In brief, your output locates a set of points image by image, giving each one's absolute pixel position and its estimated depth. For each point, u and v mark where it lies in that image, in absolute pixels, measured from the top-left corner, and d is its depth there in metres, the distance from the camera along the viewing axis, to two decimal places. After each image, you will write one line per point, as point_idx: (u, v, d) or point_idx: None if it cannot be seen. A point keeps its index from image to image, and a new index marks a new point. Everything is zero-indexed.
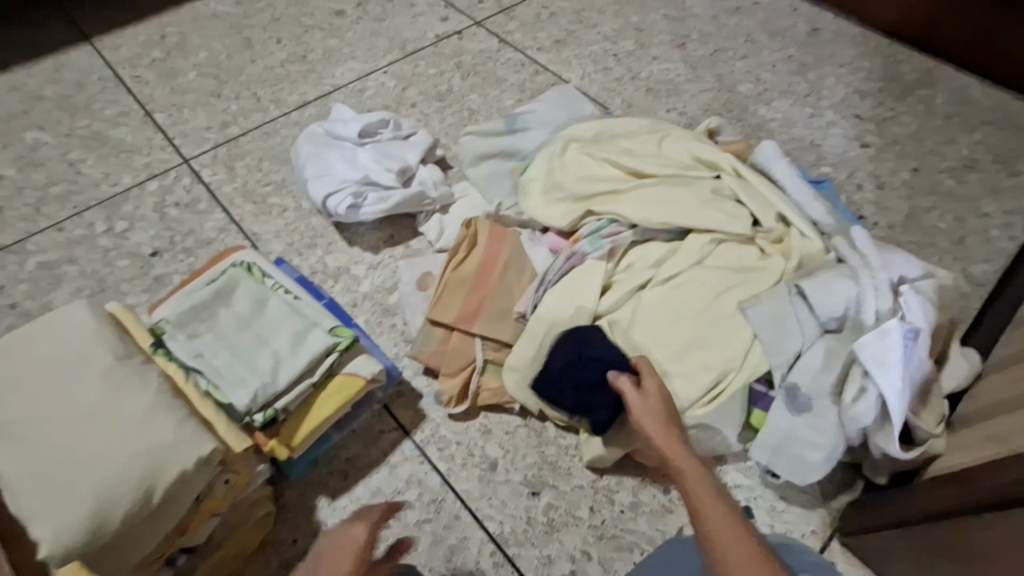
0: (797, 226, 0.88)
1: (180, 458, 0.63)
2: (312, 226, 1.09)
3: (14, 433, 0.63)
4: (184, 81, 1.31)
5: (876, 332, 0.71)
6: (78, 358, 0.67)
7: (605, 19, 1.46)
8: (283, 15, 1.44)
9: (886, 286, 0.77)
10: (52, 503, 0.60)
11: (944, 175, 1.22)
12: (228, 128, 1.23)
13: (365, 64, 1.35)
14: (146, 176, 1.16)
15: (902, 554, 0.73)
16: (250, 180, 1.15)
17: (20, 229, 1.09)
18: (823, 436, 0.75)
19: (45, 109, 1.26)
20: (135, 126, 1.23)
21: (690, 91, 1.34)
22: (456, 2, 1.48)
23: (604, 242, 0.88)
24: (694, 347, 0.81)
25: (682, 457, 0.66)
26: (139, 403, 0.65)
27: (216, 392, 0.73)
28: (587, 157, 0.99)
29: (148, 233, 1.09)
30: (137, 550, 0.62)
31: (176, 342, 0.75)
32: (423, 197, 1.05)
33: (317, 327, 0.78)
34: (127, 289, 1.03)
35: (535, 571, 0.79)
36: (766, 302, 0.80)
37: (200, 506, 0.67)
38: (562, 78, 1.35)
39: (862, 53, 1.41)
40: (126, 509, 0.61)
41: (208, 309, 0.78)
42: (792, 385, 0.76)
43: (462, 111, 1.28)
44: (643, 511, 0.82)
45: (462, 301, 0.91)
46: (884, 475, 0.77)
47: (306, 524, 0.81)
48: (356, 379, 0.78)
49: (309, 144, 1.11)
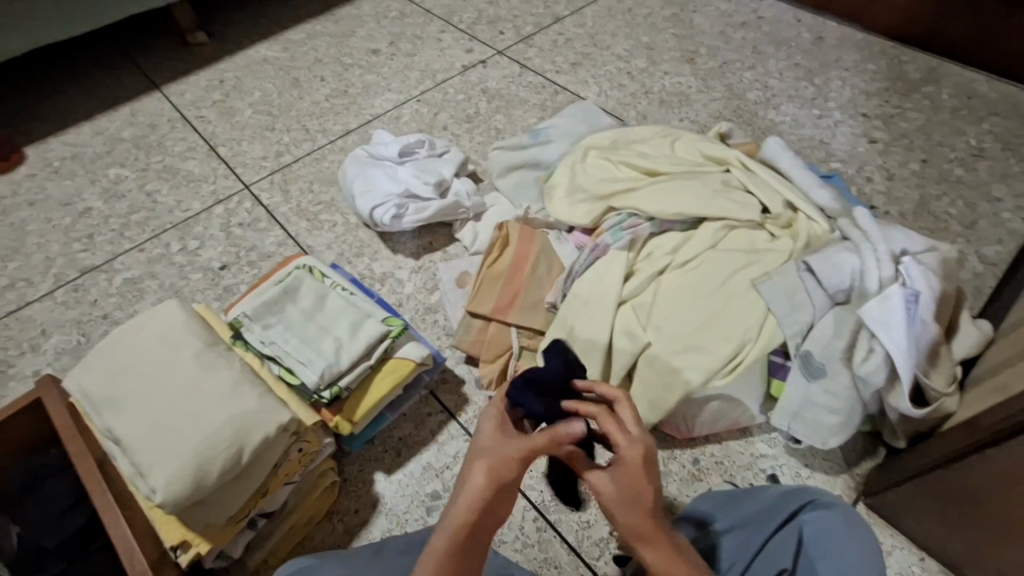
0: (803, 210, 0.96)
1: (264, 425, 0.74)
2: (358, 237, 1.21)
3: (126, 408, 0.75)
4: (242, 119, 1.47)
5: (879, 297, 0.78)
6: (175, 343, 0.79)
7: (618, 41, 1.58)
8: (325, 56, 1.60)
9: (887, 257, 0.84)
10: (160, 462, 0.70)
11: (953, 164, 1.27)
12: (281, 156, 1.38)
13: (399, 95, 1.49)
14: (213, 202, 1.31)
15: (922, 505, 0.77)
16: (302, 200, 1.29)
17: (107, 251, 1.24)
18: (838, 399, 0.81)
19: (124, 149, 1.43)
20: (200, 159, 1.39)
21: (701, 101, 1.44)
22: (480, 35, 1.63)
23: (624, 233, 0.97)
24: (712, 323, 0.88)
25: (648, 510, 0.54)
26: (227, 380, 0.77)
27: (289, 374, 0.84)
28: (605, 161, 1.09)
29: (217, 250, 1.22)
30: (228, 505, 0.73)
31: (252, 333, 0.87)
32: (458, 206, 1.16)
33: (372, 317, 0.89)
34: (201, 297, 1.16)
35: (575, 534, 0.86)
36: (776, 279, 0.87)
37: (279, 471, 0.78)
38: (580, 96, 1.46)
39: (866, 56, 1.49)
40: (220, 467, 0.71)
41: (278, 304, 0.90)
42: (807, 353, 0.83)
43: (489, 130, 1.40)
44: (672, 479, 0.89)
45: (497, 294, 1.00)
46: (901, 437, 0.81)
47: (366, 494, 0.90)
48: (407, 361, 0.89)
49: (355, 165, 1.23)
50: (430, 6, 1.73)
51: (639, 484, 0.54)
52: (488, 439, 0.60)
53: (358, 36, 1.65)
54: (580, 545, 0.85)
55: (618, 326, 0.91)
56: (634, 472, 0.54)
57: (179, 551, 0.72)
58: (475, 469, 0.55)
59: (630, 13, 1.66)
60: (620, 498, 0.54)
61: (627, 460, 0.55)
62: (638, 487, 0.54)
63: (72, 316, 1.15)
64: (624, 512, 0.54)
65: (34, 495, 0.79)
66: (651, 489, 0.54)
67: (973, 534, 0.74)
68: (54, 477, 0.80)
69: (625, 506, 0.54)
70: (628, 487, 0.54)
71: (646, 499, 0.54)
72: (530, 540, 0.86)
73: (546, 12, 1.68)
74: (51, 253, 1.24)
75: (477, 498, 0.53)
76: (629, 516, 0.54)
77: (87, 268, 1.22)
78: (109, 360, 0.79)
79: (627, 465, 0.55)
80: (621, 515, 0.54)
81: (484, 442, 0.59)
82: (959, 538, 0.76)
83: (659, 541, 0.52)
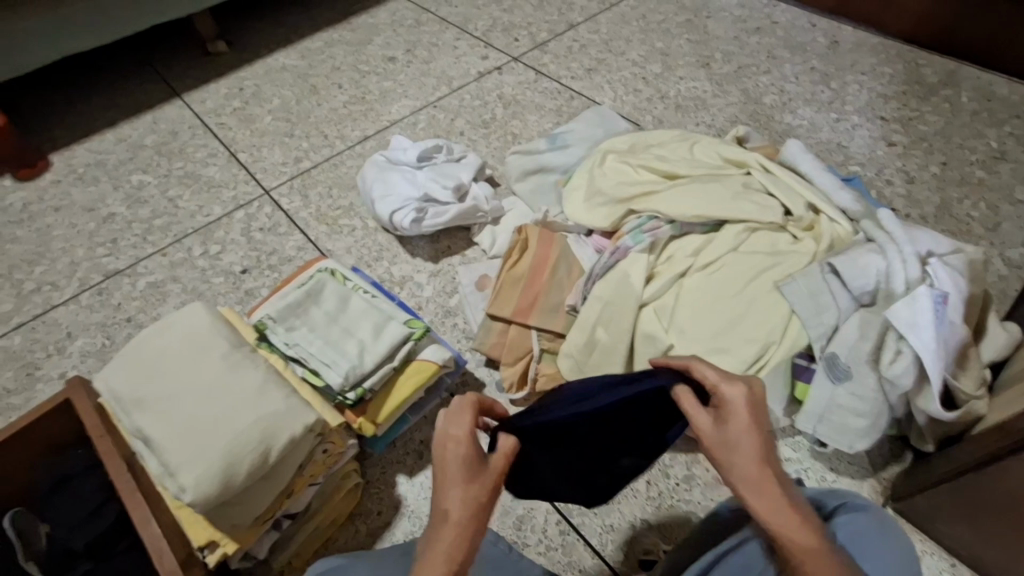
0: (826, 212, 0.95)
1: (291, 425, 0.74)
2: (377, 241, 1.22)
3: (155, 409, 0.76)
4: (262, 125, 1.49)
5: (906, 298, 0.77)
6: (202, 344, 0.80)
7: (632, 47, 1.59)
8: (343, 64, 1.62)
9: (914, 259, 0.83)
10: (189, 462, 0.71)
11: (974, 167, 1.26)
12: (300, 162, 1.40)
13: (416, 101, 1.51)
14: (233, 207, 1.32)
15: (953, 509, 0.76)
16: (321, 206, 1.30)
17: (131, 255, 1.26)
18: (864, 402, 0.80)
19: (146, 156, 1.45)
20: (221, 166, 1.41)
21: (717, 105, 1.44)
22: (495, 42, 1.64)
23: (645, 236, 0.97)
24: (735, 325, 0.88)
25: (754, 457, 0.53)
26: (254, 381, 0.78)
27: (314, 376, 0.84)
28: (624, 165, 1.10)
29: (238, 254, 1.24)
30: (254, 505, 0.74)
31: (276, 335, 0.88)
32: (477, 210, 1.16)
33: (395, 320, 0.89)
34: (223, 300, 1.17)
35: (599, 537, 0.85)
36: (800, 281, 0.86)
37: (304, 471, 0.78)
38: (596, 101, 1.47)
39: (883, 60, 1.49)
40: (249, 466, 0.71)
41: (301, 306, 0.90)
42: (833, 355, 0.83)
43: (506, 135, 1.41)
44: (696, 484, 0.88)
45: (517, 297, 1.00)
46: (930, 441, 0.80)
47: (388, 496, 0.91)
48: (429, 363, 0.89)
49: (374, 169, 1.25)
50: (445, 14, 1.74)
51: (747, 432, 0.53)
52: (466, 449, 0.54)
53: (375, 44, 1.67)
54: (604, 549, 0.85)
55: (639, 329, 0.91)
56: (739, 417, 0.54)
57: (206, 551, 0.73)
58: (456, 485, 0.53)
59: (644, 19, 1.67)
60: (727, 443, 0.53)
61: (732, 404, 0.54)
62: (744, 435, 0.53)
63: (97, 319, 1.16)
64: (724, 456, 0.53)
65: (64, 494, 0.80)
66: (758, 434, 0.53)
67: (1006, 539, 0.72)
68: (82, 477, 0.81)
69: (724, 449, 0.53)
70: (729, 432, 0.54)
71: (750, 444, 0.53)
72: (553, 543, 0.85)
73: (560, 19, 1.69)
74: (76, 258, 1.26)
75: (464, 516, 0.51)
76: (735, 459, 0.53)
77: (112, 272, 1.23)
78: (139, 360, 0.80)
79: (734, 412, 0.54)
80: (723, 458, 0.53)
81: (456, 459, 0.54)
82: (995, 543, 0.74)
83: (761, 484, 0.52)
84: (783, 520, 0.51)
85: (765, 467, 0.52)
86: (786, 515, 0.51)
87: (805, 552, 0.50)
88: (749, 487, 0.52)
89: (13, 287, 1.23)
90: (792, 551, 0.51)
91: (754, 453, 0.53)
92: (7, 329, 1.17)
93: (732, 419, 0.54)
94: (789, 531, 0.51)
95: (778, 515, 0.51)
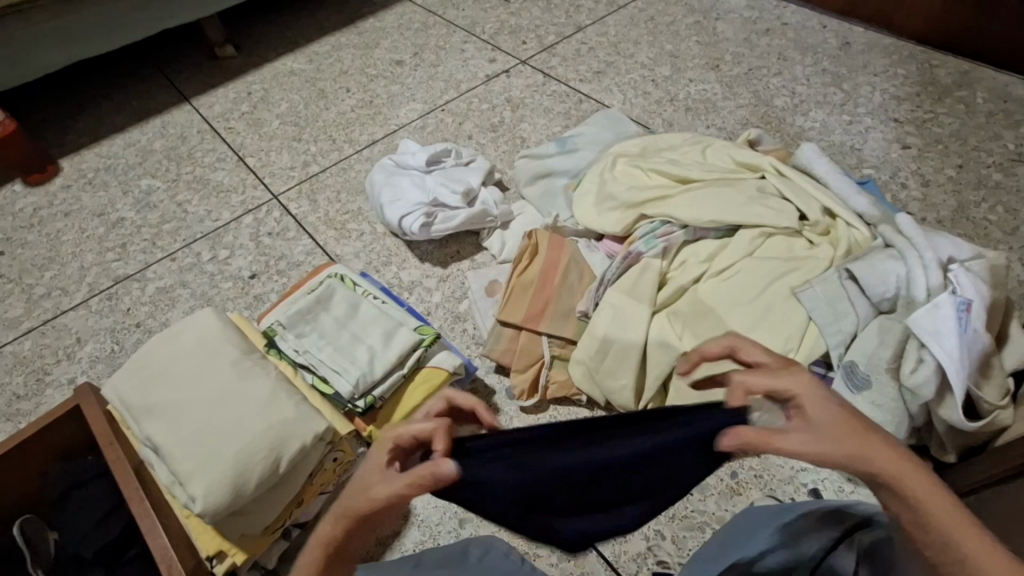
0: (842, 216, 0.94)
1: (301, 434, 0.73)
2: (386, 246, 1.22)
3: (164, 417, 0.75)
4: (270, 129, 1.49)
5: (928, 306, 0.76)
6: (211, 352, 0.80)
7: (640, 49, 1.58)
8: (350, 68, 1.62)
9: (935, 264, 0.81)
10: (201, 471, 0.70)
11: (992, 170, 1.24)
12: (308, 166, 1.39)
13: (423, 105, 1.50)
14: (242, 212, 1.32)
15: None
16: (330, 210, 1.30)
17: (140, 260, 1.26)
18: (886, 411, 0.78)
19: (155, 160, 1.45)
20: (229, 170, 1.41)
21: (727, 108, 1.42)
22: (503, 45, 1.63)
23: (658, 241, 0.95)
24: (750, 331, 0.87)
25: (859, 439, 0.42)
26: (264, 388, 0.77)
27: (324, 383, 0.84)
28: (635, 169, 1.08)
29: (247, 259, 1.23)
30: (265, 516, 0.73)
31: (286, 342, 0.87)
32: (486, 215, 1.15)
33: (405, 326, 0.89)
34: (232, 305, 1.17)
35: (611, 549, 0.84)
36: (816, 287, 0.85)
37: (314, 479, 0.78)
38: (604, 105, 1.45)
39: (896, 61, 1.46)
40: (261, 474, 0.71)
41: (311, 312, 0.90)
42: (851, 363, 0.81)
43: (514, 139, 1.40)
44: (711, 494, 0.87)
45: (528, 303, 0.99)
46: (953, 451, 0.77)
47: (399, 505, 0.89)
48: (440, 371, 0.88)
49: (383, 174, 1.24)
50: (453, 18, 1.74)
51: (816, 397, 0.45)
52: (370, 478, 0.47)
53: (382, 47, 1.67)
54: (617, 560, 0.83)
55: (653, 336, 0.90)
56: (816, 404, 0.44)
57: (215, 561, 0.73)
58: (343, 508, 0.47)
59: (653, 21, 1.65)
60: (829, 435, 0.43)
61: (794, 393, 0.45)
62: (814, 402, 0.44)
63: (106, 324, 1.16)
64: (813, 441, 0.43)
65: (73, 503, 0.79)
66: (837, 403, 0.45)
67: None
68: (90, 485, 0.80)
69: (813, 433, 0.43)
70: (801, 411, 0.45)
71: (844, 420, 0.43)
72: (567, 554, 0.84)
73: (568, 22, 1.68)
74: (86, 262, 1.26)
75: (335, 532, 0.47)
76: (847, 447, 0.42)
77: (121, 277, 1.23)
78: (148, 366, 0.79)
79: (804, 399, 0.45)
80: (826, 451, 0.42)
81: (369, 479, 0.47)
82: None
83: (871, 447, 0.42)
84: (901, 465, 0.42)
85: (858, 421, 0.44)
86: (905, 458, 0.43)
87: (941, 492, 0.42)
88: (866, 455, 0.42)
89: (23, 292, 1.23)
90: (944, 513, 0.41)
91: (832, 409, 0.44)
92: (17, 334, 1.17)
93: (814, 410, 0.44)
94: (913, 473, 0.42)
95: (893, 462, 0.42)
